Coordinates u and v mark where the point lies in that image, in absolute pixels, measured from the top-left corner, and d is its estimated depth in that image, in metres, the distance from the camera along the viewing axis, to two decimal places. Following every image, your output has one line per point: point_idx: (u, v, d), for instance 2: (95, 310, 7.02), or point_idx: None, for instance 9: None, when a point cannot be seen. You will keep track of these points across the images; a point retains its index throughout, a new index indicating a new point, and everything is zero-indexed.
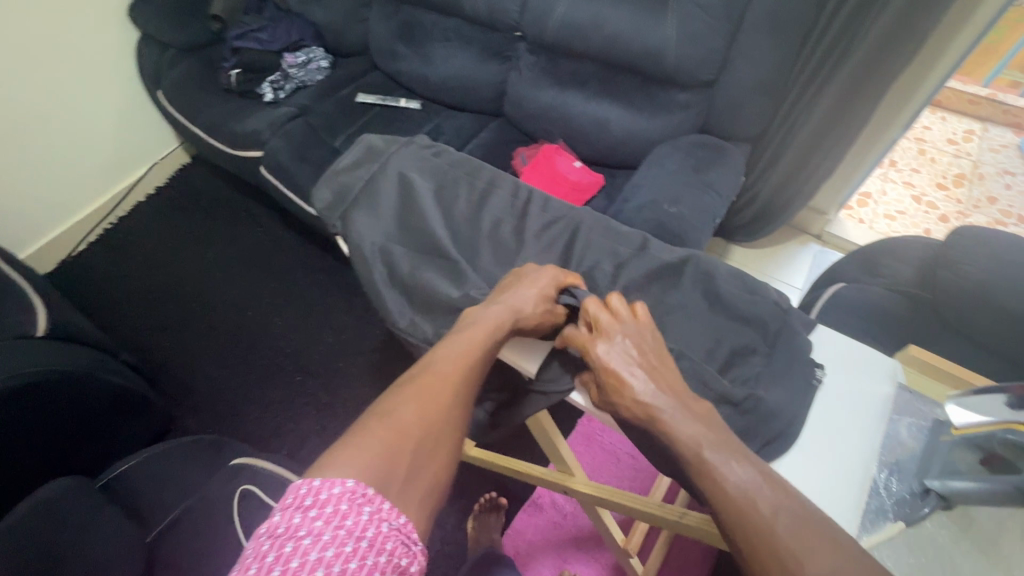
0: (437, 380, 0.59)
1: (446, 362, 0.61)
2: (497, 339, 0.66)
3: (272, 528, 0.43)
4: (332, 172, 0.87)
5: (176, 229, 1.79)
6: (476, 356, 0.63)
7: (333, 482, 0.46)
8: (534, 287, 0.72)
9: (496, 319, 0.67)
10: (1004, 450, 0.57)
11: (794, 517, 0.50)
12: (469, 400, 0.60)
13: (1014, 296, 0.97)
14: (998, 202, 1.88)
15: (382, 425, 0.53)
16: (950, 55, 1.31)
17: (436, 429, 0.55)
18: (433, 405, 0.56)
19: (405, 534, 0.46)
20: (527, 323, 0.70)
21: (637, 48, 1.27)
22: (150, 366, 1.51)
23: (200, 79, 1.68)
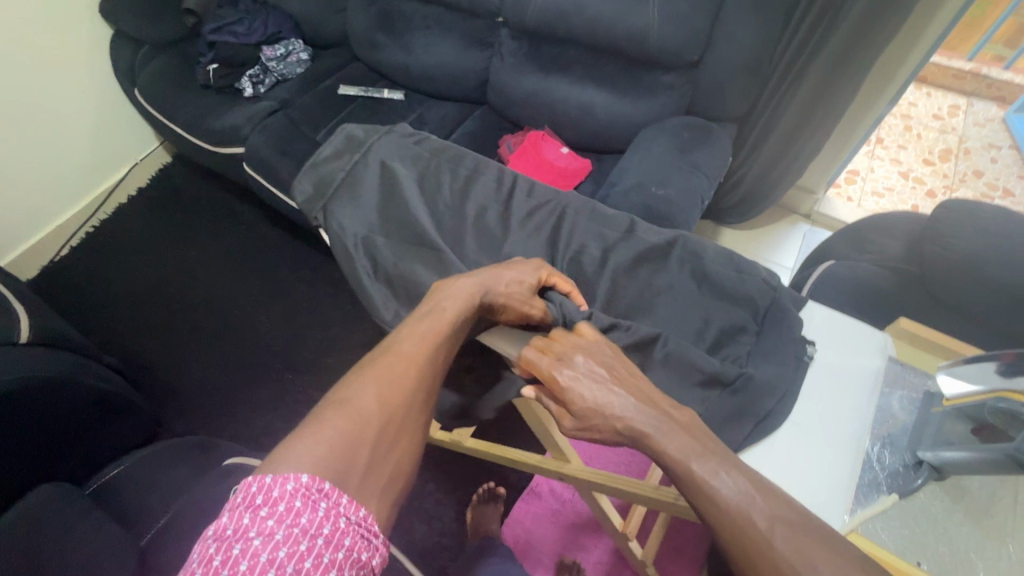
0: (400, 361, 0.58)
1: (410, 343, 0.60)
2: (465, 319, 0.65)
3: (220, 529, 0.43)
4: (312, 164, 0.85)
5: (159, 230, 1.75)
6: (441, 336, 0.62)
7: (288, 478, 0.44)
8: (509, 273, 0.72)
9: (465, 296, 0.66)
10: (994, 419, 0.56)
11: (771, 510, 0.50)
12: (433, 385, 0.59)
13: (1001, 266, 0.98)
14: (984, 175, 1.89)
15: (341, 413, 0.52)
16: (934, 28, 1.30)
17: (397, 416, 0.54)
18: (395, 389, 0.55)
19: (364, 527, 0.46)
20: (499, 300, 0.69)
21: (619, 30, 1.25)
22: (135, 370, 1.49)
23: (178, 75, 1.65)
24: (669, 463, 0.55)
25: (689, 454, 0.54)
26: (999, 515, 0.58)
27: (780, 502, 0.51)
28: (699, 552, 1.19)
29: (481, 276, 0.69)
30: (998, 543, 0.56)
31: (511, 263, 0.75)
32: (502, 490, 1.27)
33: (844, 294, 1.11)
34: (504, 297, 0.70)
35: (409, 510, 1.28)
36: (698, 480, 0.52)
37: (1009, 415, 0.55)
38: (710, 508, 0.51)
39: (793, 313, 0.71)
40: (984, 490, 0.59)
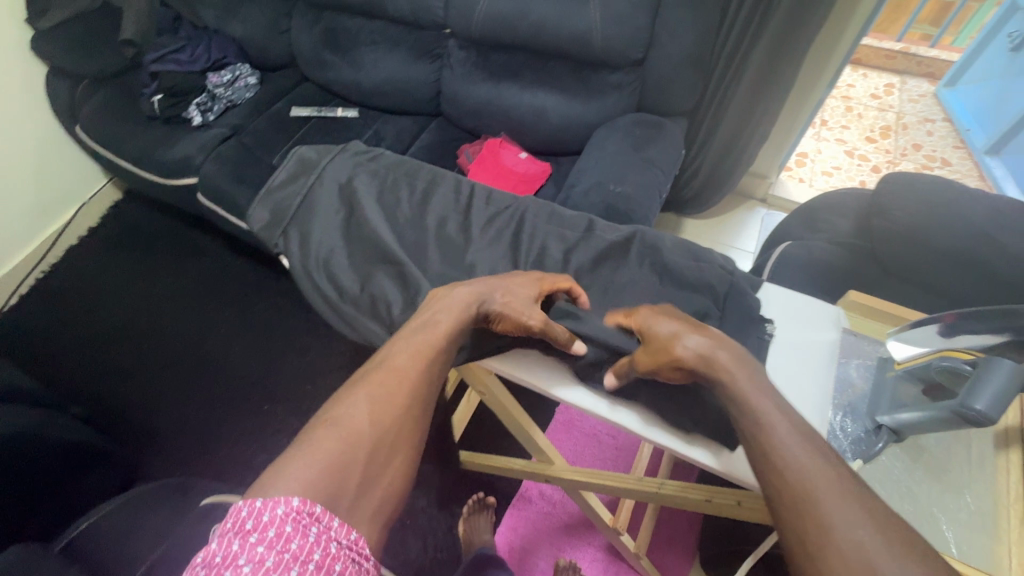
0: (393, 375, 0.58)
1: (403, 358, 0.60)
2: (463, 326, 0.64)
3: (209, 556, 0.42)
4: (267, 190, 0.83)
5: (116, 268, 1.70)
6: (435, 350, 0.62)
7: (277, 502, 0.44)
8: (504, 281, 0.71)
9: (462, 303, 0.66)
10: (942, 378, 0.58)
11: (802, 464, 0.49)
12: (427, 401, 0.59)
13: (943, 234, 1.03)
14: (922, 148, 1.99)
15: (333, 431, 0.52)
16: (860, 14, 1.37)
17: (391, 430, 0.55)
18: (387, 405, 0.55)
19: (356, 551, 0.46)
20: (500, 304, 0.68)
21: (564, 34, 1.28)
22: (104, 416, 1.42)
23: (122, 108, 1.60)
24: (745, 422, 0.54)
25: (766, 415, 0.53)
26: (956, 468, 0.61)
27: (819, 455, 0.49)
28: (690, 538, 1.21)
29: (478, 284, 0.69)
30: (957, 496, 0.59)
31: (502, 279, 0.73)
32: (493, 498, 1.26)
33: (804, 273, 1.15)
34: (502, 302, 0.68)
35: (399, 530, 1.27)
36: (769, 436, 0.51)
37: (952, 373, 0.57)
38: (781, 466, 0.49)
39: (755, 300, 0.72)
40: (940, 446, 0.62)
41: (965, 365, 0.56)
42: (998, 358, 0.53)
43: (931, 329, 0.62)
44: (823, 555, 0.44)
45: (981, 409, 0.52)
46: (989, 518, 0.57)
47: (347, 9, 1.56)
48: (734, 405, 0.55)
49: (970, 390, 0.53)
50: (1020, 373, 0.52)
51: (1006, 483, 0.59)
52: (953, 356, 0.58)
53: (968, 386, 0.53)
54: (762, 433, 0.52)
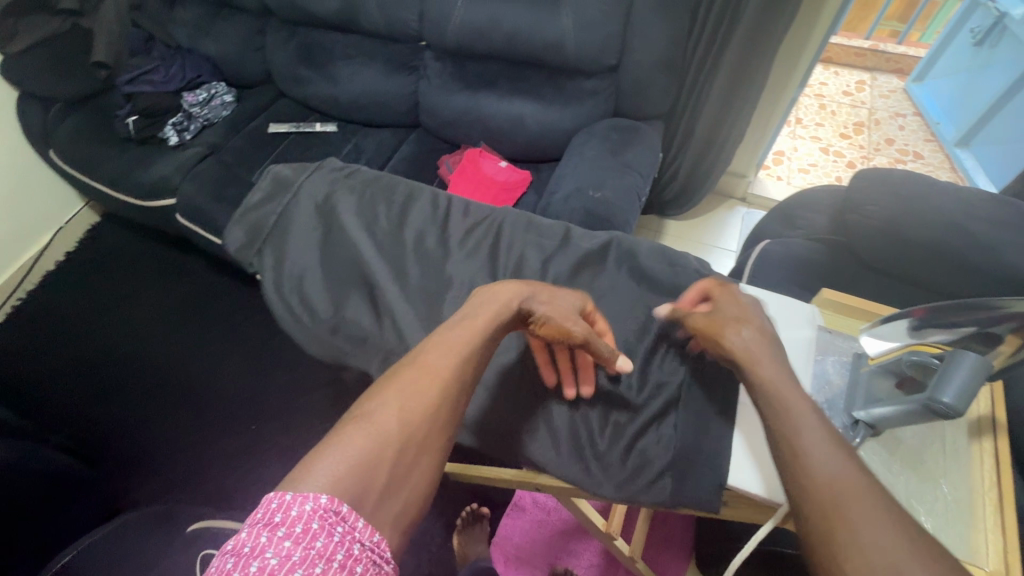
0: (425, 376, 0.56)
1: (437, 356, 0.58)
2: (501, 325, 0.64)
3: (239, 544, 0.42)
4: (242, 212, 0.81)
5: (95, 293, 1.67)
6: (470, 348, 0.60)
7: (307, 497, 0.44)
8: (541, 289, 0.69)
9: (502, 305, 0.66)
10: (913, 371, 0.59)
11: (832, 468, 0.48)
12: (457, 400, 0.57)
13: (916, 227, 1.05)
14: (895, 142, 2.03)
15: (363, 429, 0.51)
16: (826, 14, 1.40)
17: (420, 431, 0.53)
18: (417, 407, 0.54)
19: (377, 554, 0.45)
20: (541, 310, 0.67)
21: (538, 42, 1.29)
22: (89, 445, 1.40)
23: (96, 131, 1.58)
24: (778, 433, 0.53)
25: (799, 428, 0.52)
26: (930, 458, 0.62)
27: (843, 458, 0.49)
28: (686, 539, 1.21)
29: (517, 286, 0.68)
30: (934, 486, 0.60)
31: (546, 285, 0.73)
32: (486, 509, 1.26)
33: (784, 270, 1.17)
34: (545, 307, 0.68)
35: None
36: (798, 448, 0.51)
37: (921, 366, 0.58)
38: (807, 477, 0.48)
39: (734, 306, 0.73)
40: (916, 439, 0.63)
41: (933, 359, 0.58)
42: (962, 352, 0.54)
43: (902, 324, 0.64)
44: (849, 556, 0.43)
45: (949, 402, 0.52)
46: (965, 507, 0.58)
47: (321, 25, 1.56)
48: (771, 404, 0.55)
49: (938, 383, 0.53)
50: (984, 365, 0.53)
51: (981, 472, 0.60)
52: (922, 351, 0.60)
53: (936, 379, 0.54)
54: (794, 439, 0.51)
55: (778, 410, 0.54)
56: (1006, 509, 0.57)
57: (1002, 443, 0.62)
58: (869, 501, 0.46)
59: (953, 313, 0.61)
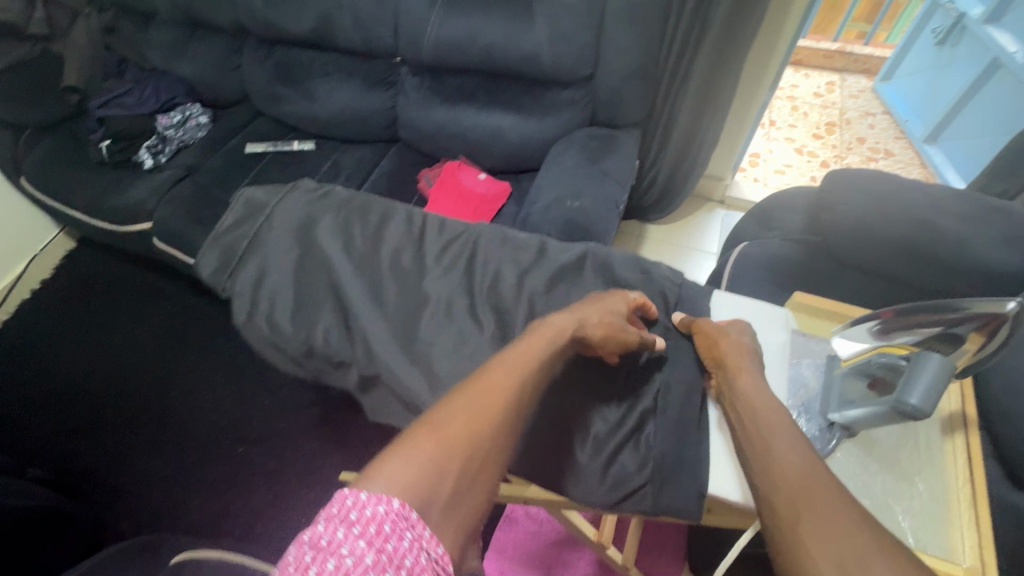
0: (488, 391, 0.56)
1: (500, 375, 0.59)
2: (557, 346, 0.64)
3: (315, 537, 0.43)
4: (215, 237, 0.80)
5: (72, 321, 1.64)
6: (531, 368, 0.61)
7: (380, 499, 0.45)
8: (592, 307, 0.70)
9: (557, 327, 0.66)
10: (884, 372, 0.60)
11: (799, 461, 0.51)
12: (518, 417, 0.57)
13: (887, 225, 1.07)
14: (867, 141, 2.07)
15: (431, 438, 0.51)
16: (794, 19, 1.43)
17: (485, 442, 0.53)
18: (481, 418, 0.54)
19: (439, 565, 0.45)
20: (593, 335, 0.67)
21: (513, 54, 1.30)
22: (70, 477, 1.36)
23: (69, 156, 1.56)
24: (750, 432, 0.57)
25: (772, 429, 0.55)
26: (904, 458, 0.63)
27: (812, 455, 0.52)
28: (680, 543, 1.21)
29: (571, 310, 0.68)
30: (908, 485, 0.61)
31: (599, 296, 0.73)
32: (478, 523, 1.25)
33: (762, 271, 1.18)
34: (598, 331, 0.67)
35: None
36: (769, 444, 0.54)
37: (890, 368, 0.60)
38: (771, 476, 0.52)
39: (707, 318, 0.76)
40: (891, 439, 0.64)
41: (901, 361, 0.60)
42: (928, 353, 0.56)
43: (869, 326, 0.66)
44: (811, 543, 0.45)
45: (916, 404, 0.54)
46: (940, 503, 0.60)
47: (297, 43, 1.56)
48: (750, 408, 0.59)
49: (906, 386, 0.55)
50: (949, 366, 0.54)
51: (955, 468, 0.62)
52: (890, 353, 0.61)
53: (903, 381, 0.55)
54: (766, 436, 0.55)
55: (754, 411, 0.58)
56: (980, 502, 0.59)
57: (973, 439, 0.64)
58: (827, 491, 0.48)
59: (918, 314, 0.62)
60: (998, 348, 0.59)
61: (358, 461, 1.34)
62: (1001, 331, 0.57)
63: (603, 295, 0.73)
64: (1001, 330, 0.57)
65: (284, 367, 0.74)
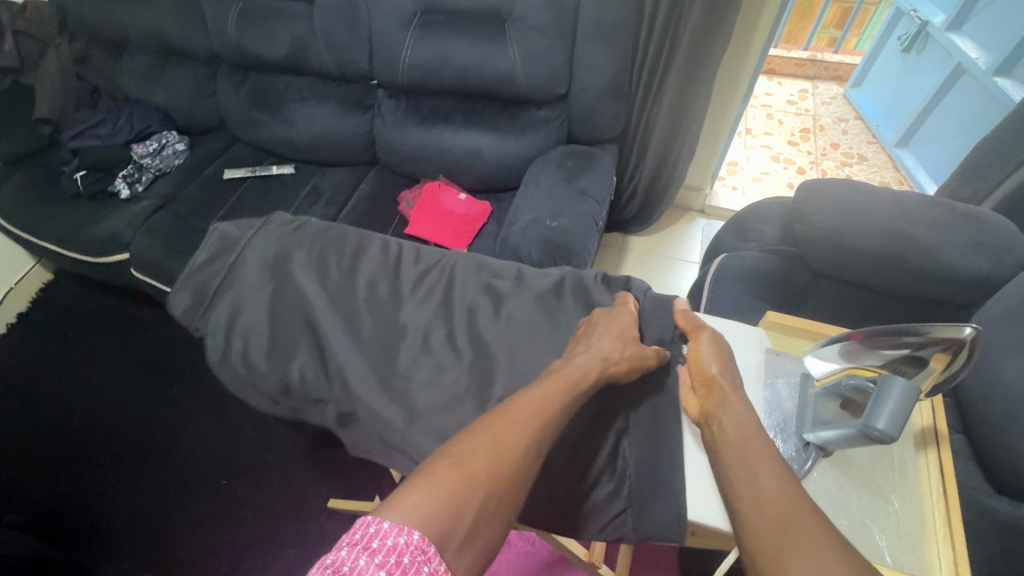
0: (511, 428, 0.57)
1: (523, 414, 0.58)
2: (582, 388, 0.64)
3: (336, 562, 0.43)
4: (187, 274, 0.79)
5: (47, 356, 1.60)
6: (554, 408, 0.60)
7: (401, 530, 0.46)
8: (608, 340, 0.70)
9: (584, 367, 0.65)
10: (854, 393, 0.61)
11: (783, 487, 0.53)
12: (537, 455, 0.57)
13: (860, 234, 1.09)
14: (840, 146, 2.12)
15: (454, 471, 0.52)
16: (761, 33, 1.47)
17: (505, 480, 0.53)
18: (502, 455, 0.54)
19: None
20: (619, 371, 0.67)
21: (488, 75, 1.32)
22: (50, 518, 1.33)
23: (41, 189, 1.53)
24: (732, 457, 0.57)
25: (753, 461, 0.56)
26: (880, 476, 0.64)
27: (791, 484, 0.53)
28: (672, 559, 1.20)
29: (596, 349, 0.68)
30: (885, 501, 0.62)
31: (607, 323, 0.73)
32: None
33: (742, 283, 1.19)
34: (622, 364, 0.67)
35: None
36: (755, 471, 0.55)
37: (859, 390, 0.61)
38: (751, 503, 0.52)
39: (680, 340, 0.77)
40: (866, 456, 0.65)
41: (868, 382, 0.60)
42: (891, 377, 0.57)
43: (838, 347, 0.69)
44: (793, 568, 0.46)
45: (882, 429, 0.55)
46: (916, 519, 0.61)
47: (272, 69, 1.56)
48: (731, 434, 0.59)
49: (873, 410, 0.56)
50: (912, 390, 0.55)
51: (928, 484, 0.64)
52: (858, 375, 0.62)
53: (869, 407, 0.56)
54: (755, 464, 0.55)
55: (730, 440, 0.59)
56: (953, 517, 0.60)
57: (945, 453, 0.65)
58: (810, 519, 0.49)
59: (886, 336, 0.65)
60: (962, 366, 0.62)
61: (346, 488, 1.32)
62: (960, 353, 0.60)
63: (609, 322, 0.73)
64: (962, 351, 0.60)
65: (260, 405, 0.73)
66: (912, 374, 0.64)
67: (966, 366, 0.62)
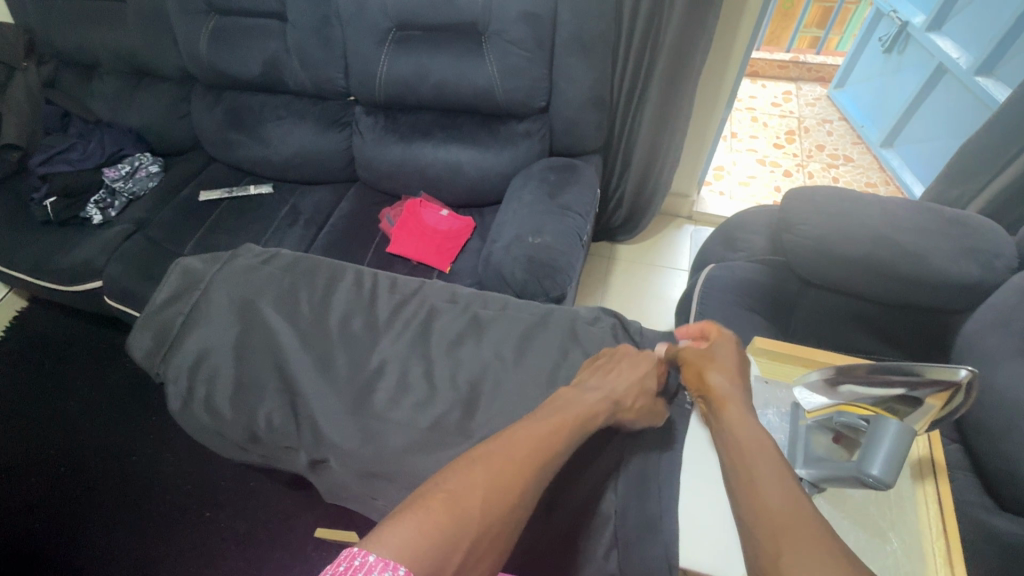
0: (509, 463, 0.53)
1: (526, 447, 0.55)
2: (589, 429, 0.61)
3: None
4: (147, 315, 0.76)
5: (21, 387, 1.55)
6: (559, 443, 0.57)
7: (387, 565, 0.42)
8: (624, 379, 0.67)
9: (591, 408, 0.62)
10: (845, 429, 0.63)
11: (788, 498, 0.49)
12: (536, 492, 0.53)
13: (849, 243, 1.06)
14: (825, 148, 2.11)
15: (446, 504, 0.48)
16: (742, 39, 1.45)
17: (499, 520, 0.49)
18: (500, 491, 0.51)
19: None
20: (622, 411, 0.65)
21: (465, 90, 1.29)
22: (22, 559, 1.28)
23: (10, 215, 1.48)
24: (750, 491, 0.51)
25: (779, 500, 0.49)
26: (877, 513, 0.65)
27: (795, 491, 0.50)
28: None
29: (606, 388, 0.65)
30: (880, 539, 0.63)
31: (617, 359, 0.71)
32: None
33: (730, 293, 1.17)
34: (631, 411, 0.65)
35: None
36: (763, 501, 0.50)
37: (851, 427, 0.63)
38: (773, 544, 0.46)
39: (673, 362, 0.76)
40: (862, 494, 0.67)
41: (861, 421, 0.62)
42: (887, 419, 0.57)
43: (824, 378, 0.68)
44: None
45: (877, 476, 0.55)
46: (918, 559, 0.62)
47: (247, 87, 1.53)
48: (731, 446, 0.57)
49: (867, 456, 0.57)
50: (905, 434, 0.56)
51: (929, 519, 0.65)
52: (850, 412, 0.64)
53: (864, 452, 0.57)
54: (757, 499, 0.50)
55: (736, 469, 0.54)
56: (954, 553, 0.62)
57: (943, 486, 0.67)
58: (812, 530, 0.46)
59: (879, 373, 0.65)
60: (960, 405, 0.61)
61: (332, 517, 1.28)
62: (956, 396, 0.59)
63: (625, 360, 0.71)
64: (959, 393, 0.59)
65: (230, 453, 0.70)
66: (907, 414, 0.63)
67: (965, 405, 0.60)
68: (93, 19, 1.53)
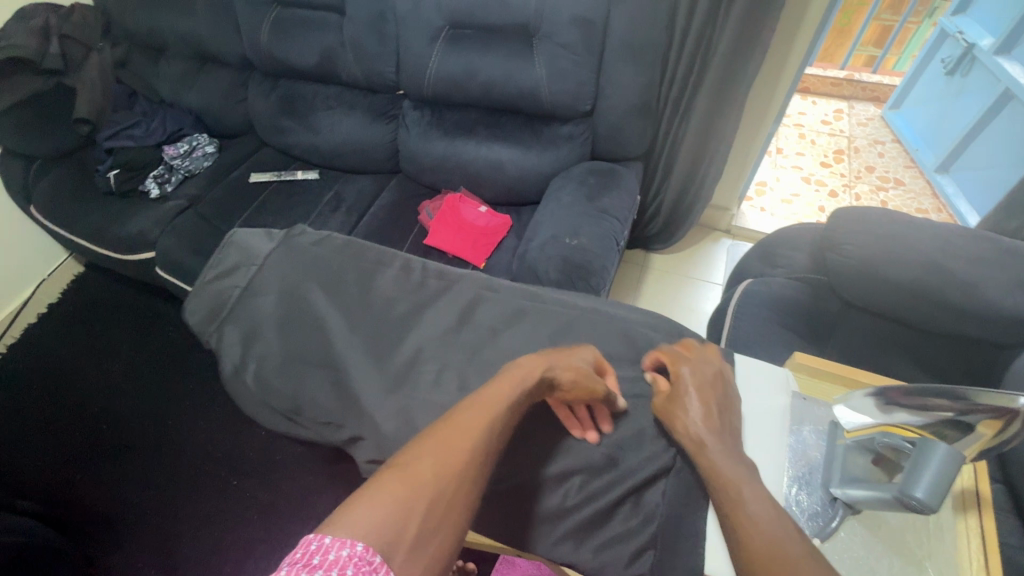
0: (454, 431, 0.54)
1: (471, 416, 0.56)
2: (521, 390, 0.61)
3: None
4: (202, 284, 0.80)
5: (74, 346, 1.64)
6: (501, 411, 0.58)
7: (344, 543, 0.42)
8: (572, 353, 0.69)
9: (524, 368, 0.64)
10: (886, 451, 0.63)
11: (768, 523, 0.50)
12: (488, 457, 0.54)
13: (893, 267, 1.03)
14: (875, 169, 2.05)
15: (398, 475, 0.49)
16: (797, 53, 1.42)
17: (451, 482, 0.50)
18: (448, 457, 0.51)
19: None
20: (561, 376, 0.65)
21: (512, 90, 1.31)
22: (63, 507, 1.35)
23: (76, 185, 1.58)
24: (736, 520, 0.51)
25: (763, 523, 0.50)
26: (916, 542, 0.63)
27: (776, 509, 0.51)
28: None
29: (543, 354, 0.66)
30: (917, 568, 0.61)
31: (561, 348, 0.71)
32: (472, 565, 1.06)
33: (765, 308, 1.15)
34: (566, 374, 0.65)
35: None
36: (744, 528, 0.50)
37: (893, 448, 0.62)
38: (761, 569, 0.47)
39: None
40: (899, 521, 0.65)
41: (905, 443, 0.62)
42: (935, 441, 0.57)
43: (871, 400, 0.67)
44: None
45: (921, 498, 0.55)
46: None
47: (301, 77, 1.59)
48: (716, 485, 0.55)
49: (912, 478, 0.56)
50: (954, 458, 0.55)
51: (970, 552, 0.63)
52: (894, 434, 0.63)
53: (908, 473, 0.56)
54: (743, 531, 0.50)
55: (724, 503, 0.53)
56: None
57: (987, 521, 0.65)
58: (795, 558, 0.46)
59: (928, 397, 0.64)
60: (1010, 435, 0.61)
61: None
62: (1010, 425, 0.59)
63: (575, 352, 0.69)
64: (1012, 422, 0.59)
65: (270, 422, 0.73)
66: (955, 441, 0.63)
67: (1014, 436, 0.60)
68: (165, 5, 1.61)
